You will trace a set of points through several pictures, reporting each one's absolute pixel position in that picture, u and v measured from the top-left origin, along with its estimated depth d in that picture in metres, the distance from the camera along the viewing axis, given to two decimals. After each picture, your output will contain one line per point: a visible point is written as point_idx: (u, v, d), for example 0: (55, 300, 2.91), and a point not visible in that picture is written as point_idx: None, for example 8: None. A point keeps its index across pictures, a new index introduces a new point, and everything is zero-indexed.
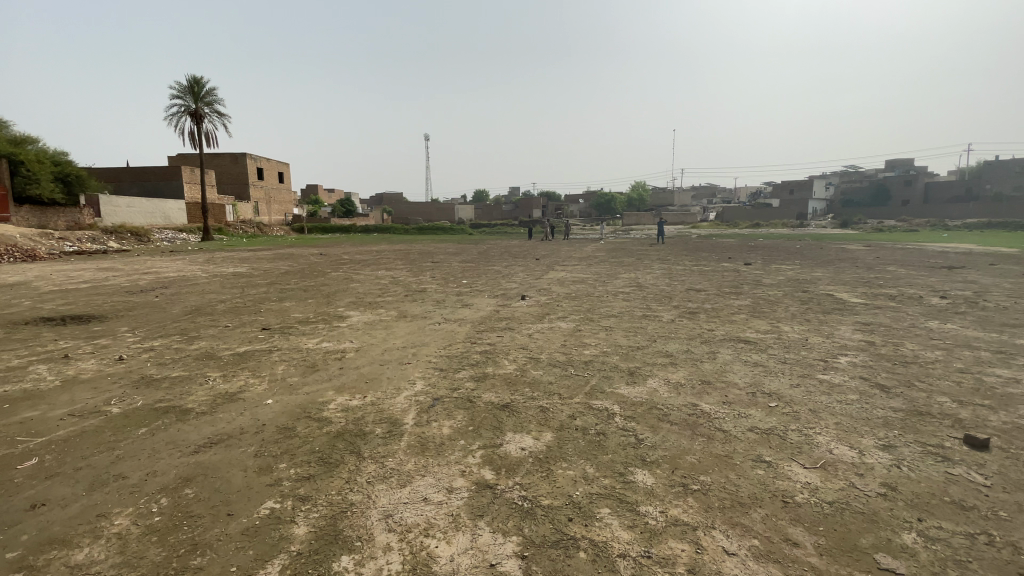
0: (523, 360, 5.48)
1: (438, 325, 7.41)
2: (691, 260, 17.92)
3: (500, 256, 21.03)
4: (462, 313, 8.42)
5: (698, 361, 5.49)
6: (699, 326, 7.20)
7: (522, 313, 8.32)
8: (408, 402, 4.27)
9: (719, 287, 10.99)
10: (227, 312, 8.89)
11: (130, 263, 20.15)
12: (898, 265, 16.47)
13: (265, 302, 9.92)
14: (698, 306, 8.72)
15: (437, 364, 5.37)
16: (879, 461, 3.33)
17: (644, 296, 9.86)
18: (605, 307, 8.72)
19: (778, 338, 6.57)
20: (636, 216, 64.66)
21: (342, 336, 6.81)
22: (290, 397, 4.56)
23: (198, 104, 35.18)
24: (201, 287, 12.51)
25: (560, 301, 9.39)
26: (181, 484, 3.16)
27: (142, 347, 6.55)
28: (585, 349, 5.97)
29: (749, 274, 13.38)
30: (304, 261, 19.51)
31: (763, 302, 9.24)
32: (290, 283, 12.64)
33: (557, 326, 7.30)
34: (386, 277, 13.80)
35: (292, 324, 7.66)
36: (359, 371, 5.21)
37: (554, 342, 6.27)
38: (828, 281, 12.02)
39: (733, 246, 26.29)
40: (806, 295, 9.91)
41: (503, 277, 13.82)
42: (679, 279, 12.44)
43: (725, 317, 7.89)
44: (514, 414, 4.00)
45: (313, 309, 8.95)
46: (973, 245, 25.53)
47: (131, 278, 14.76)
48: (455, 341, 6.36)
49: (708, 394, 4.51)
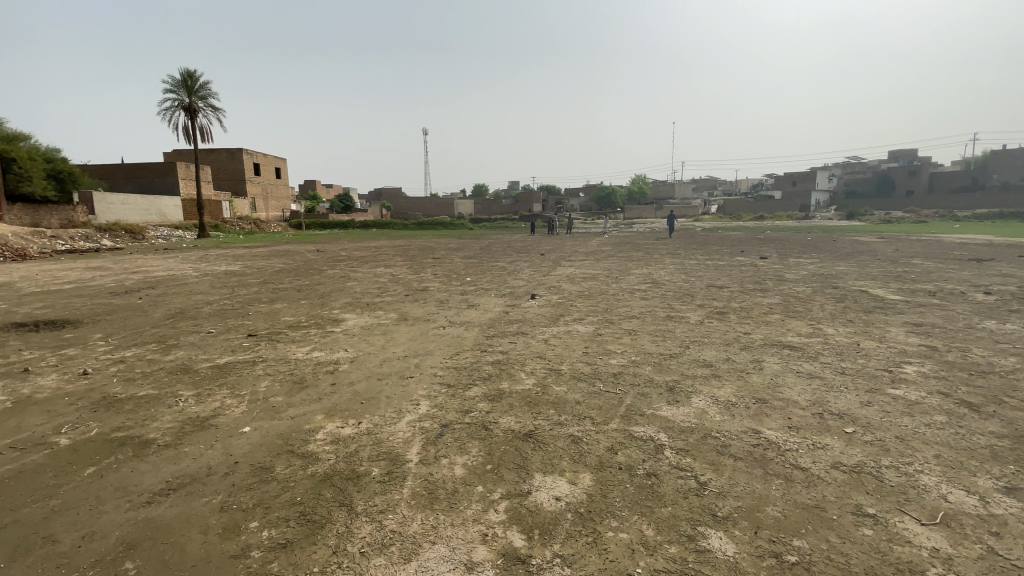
0: (543, 373, 4.75)
1: (442, 330, 6.67)
2: (703, 254, 17.15)
3: (503, 252, 20.27)
4: (468, 315, 7.68)
5: (745, 373, 4.76)
6: (733, 330, 6.46)
7: (534, 314, 7.58)
8: (411, 430, 3.55)
9: (742, 283, 10.24)
10: (213, 316, 8.15)
11: (120, 263, 19.32)
12: (921, 257, 15.70)
13: (255, 304, 9.15)
14: (725, 305, 7.99)
15: (444, 379, 4.64)
16: (1013, 513, 2.66)
17: (663, 294, 9.11)
18: (624, 307, 7.98)
19: (826, 342, 5.84)
20: (639, 209, 63.71)
21: (335, 344, 6.06)
22: (271, 424, 3.84)
23: (191, 98, 34.31)
24: (190, 287, 11.78)
25: (573, 301, 8.65)
26: (123, 554, 2.44)
27: (112, 360, 5.80)
28: (611, 358, 5.25)
29: (769, 269, 12.66)
30: (300, 258, 18.77)
31: (793, 300, 8.52)
32: (284, 283, 11.90)
33: (575, 329, 6.56)
34: (386, 274, 13.08)
35: (281, 331, 6.89)
36: (354, 389, 4.48)
37: (574, 350, 5.55)
38: (857, 276, 11.29)
39: (741, 239, 25.51)
40: (838, 292, 9.19)
41: (508, 273, 13.12)
42: (696, 275, 11.68)
43: (759, 318, 7.16)
44: (541, 447, 3.28)
45: (305, 312, 8.18)
46: (991, 236, 24.81)
47: (118, 278, 14.01)
48: (463, 350, 5.63)
49: (767, 417, 3.81)
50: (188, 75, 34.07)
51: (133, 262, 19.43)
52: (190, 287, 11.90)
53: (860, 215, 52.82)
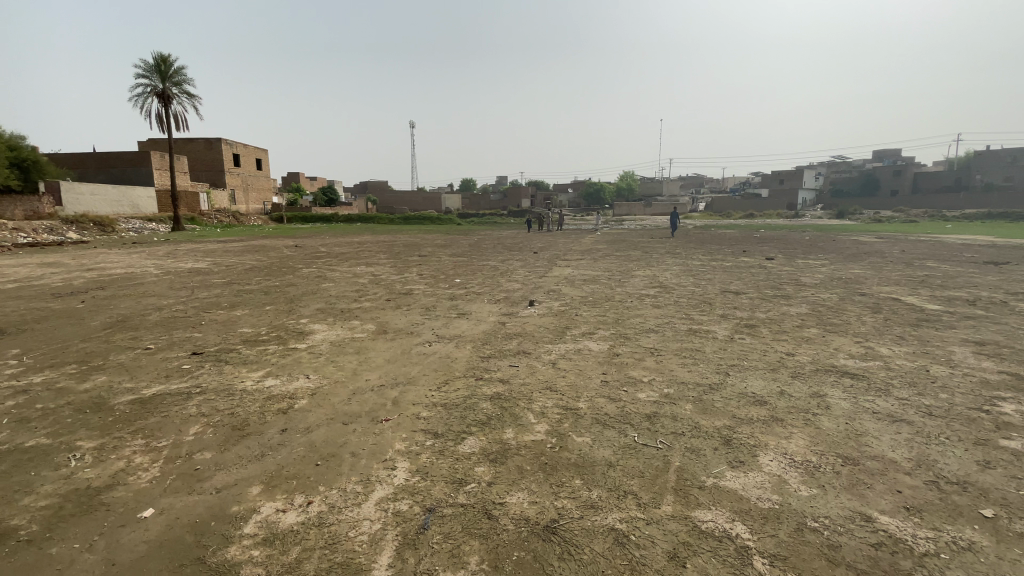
0: (556, 415, 3.69)
1: (428, 348, 5.55)
2: (704, 254, 16.26)
3: (494, 249, 19.12)
4: (457, 327, 6.57)
5: (812, 417, 3.76)
6: (772, 349, 5.47)
7: (535, 327, 6.51)
8: (385, 520, 2.48)
9: (759, 289, 9.30)
10: (159, 326, 6.95)
11: (79, 258, 17.72)
12: (933, 259, 14.98)
13: (213, 311, 7.93)
14: (752, 316, 7.02)
15: (428, 423, 3.56)
16: None
17: (677, 301, 8.12)
18: (637, 317, 6.96)
19: (891, 369, 4.88)
20: (629, 206, 62.89)
21: (295, 367, 4.93)
22: (183, 504, 2.73)
23: (165, 84, 32.55)
24: (145, 288, 10.48)
25: (577, 309, 7.60)
26: None
27: (11, 389, 4.58)
28: (639, 389, 4.22)
29: (781, 271, 11.76)
30: (275, 255, 17.44)
31: (824, 309, 7.58)
32: (252, 284, 10.67)
33: (587, 347, 5.50)
34: (366, 274, 11.93)
35: (232, 348, 5.72)
36: (312, 441, 3.39)
37: (591, 376, 4.51)
38: (879, 281, 10.40)
39: (738, 238, 24.71)
40: (869, 300, 8.29)
41: (501, 274, 12.06)
42: (706, 278, 10.72)
43: (797, 333, 6.18)
44: (571, 553, 2.24)
45: (267, 322, 7.01)
46: (987, 237, 24.38)
47: (67, 276, 12.61)
48: (453, 377, 4.54)
49: (868, 493, 2.82)
50: (160, 59, 32.23)
51: (95, 257, 17.89)
52: (145, 287, 10.59)
53: (848, 213, 52.61)
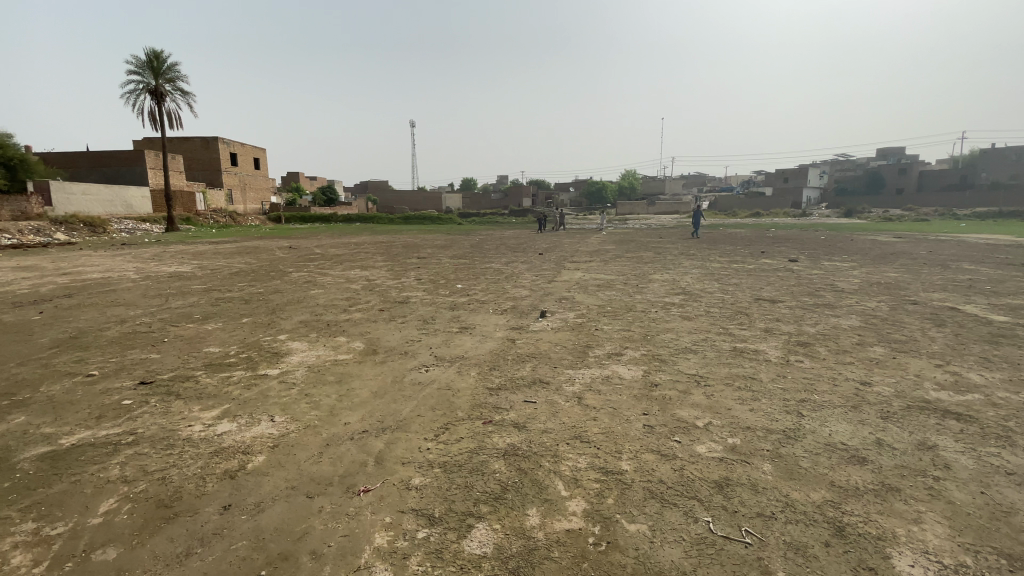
0: (595, 483, 2.74)
1: (423, 376, 4.58)
2: (719, 256, 15.33)
3: (499, 251, 18.22)
4: (460, 347, 5.59)
5: (935, 486, 2.82)
6: (841, 376, 4.52)
7: (551, 345, 5.58)
8: None
9: (796, 296, 8.32)
10: (115, 344, 5.98)
11: (59, 261, 16.74)
12: (965, 261, 14.09)
13: (181, 324, 6.95)
14: (800, 331, 6.07)
15: (422, 497, 2.63)
16: None
17: (708, 311, 7.18)
18: (668, 332, 5.99)
19: (1000, 407, 3.90)
20: (632, 205, 61.95)
21: (260, 403, 3.98)
22: None
23: (158, 81, 31.63)
24: (117, 296, 9.54)
25: (596, 321, 6.63)
26: None
27: None
28: (696, 440, 3.26)
29: (811, 275, 10.83)
30: (267, 257, 16.55)
31: (878, 322, 6.61)
32: (234, 291, 9.73)
33: (617, 374, 4.52)
34: (360, 279, 11.02)
35: (190, 375, 4.76)
36: (261, 529, 2.45)
37: (630, 419, 3.54)
38: (924, 286, 9.45)
39: (750, 237, 23.80)
40: (925, 310, 7.32)
41: (506, 278, 11.15)
42: (732, 283, 9.77)
43: (862, 354, 5.21)
44: None
45: (240, 339, 6.06)
46: (1005, 237, 23.09)
47: (37, 282, 11.67)
48: (455, 419, 3.59)
49: None
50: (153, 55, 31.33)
51: (78, 259, 16.94)
52: (117, 295, 9.64)
53: (857, 212, 51.46)
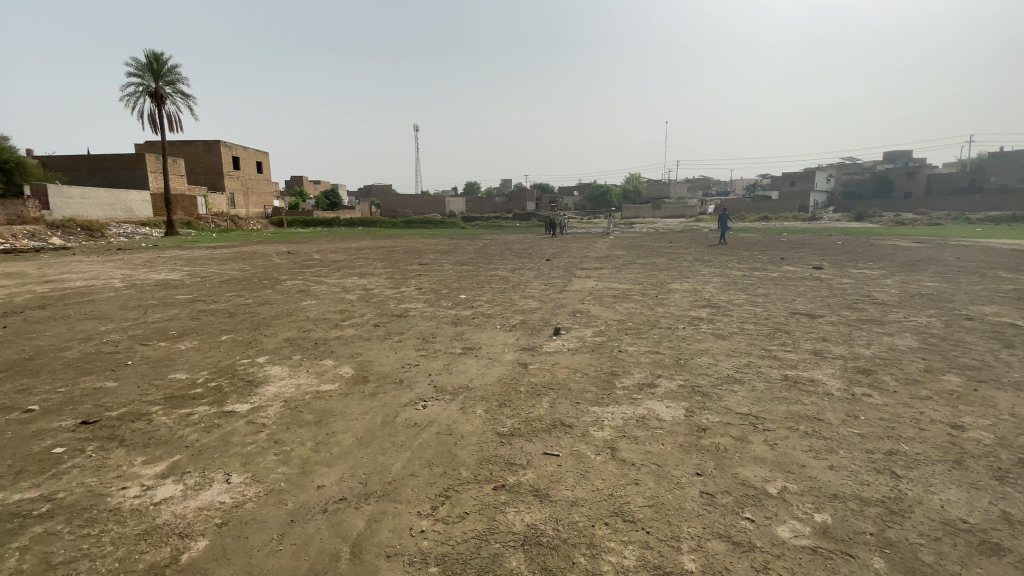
0: None
1: (420, 414, 3.80)
2: (738, 262, 14.53)
3: (504, 257, 17.49)
4: (464, 374, 4.80)
5: None
6: (927, 418, 3.71)
7: (569, 371, 4.82)
8: None
9: (835, 310, 7.51)
10: (70, 368, 5.21)
11: (46, 267, 16.03)
12: (997, 267, 13.34)
13: (153, 343, 6.19)
14: (853, 354, 5.28)
15: None
16: None
17: (742, 328, 6.39)
18: (704, 356, 5.20)
19: None
20: (638, 206, 61.13)
21: (218, 454, 3.21)
22: None
23: (159, 83, 31.17)
24: (93, 307, 8.80)
25: (618, 341, 5.86)
26: None
27: None
28: (773, 518, 2.50)
29: (842, 285, 10.07)
30: (262, 264, 15.83)
31: (938, 342, 5.81)
32: (220, 302, 9.00)
33: (653, 414, 3.74)
34: (358, 288, 10.30)
35: (144, 411, 3.99)
36: None
37: (681, 486, 2.74)
38: (969, 298, 8.66)
39: (764, 242, 23.14)
40: (983, 327, 6.54)
41: (514, 287, 10.43)
42: (760, 293, 9.00)
43: (936, 385, 4.42)
44: None
45: (215, 361, 5.32)
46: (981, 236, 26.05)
47: (14, 291, 10.95)
48: (458, 482, 2.82)
49: None
50: (154, 57, 30.88)
51: (67, 266, 16.27)
52: (93, 306, 8.89)
53: (867, 215, 50.42)
